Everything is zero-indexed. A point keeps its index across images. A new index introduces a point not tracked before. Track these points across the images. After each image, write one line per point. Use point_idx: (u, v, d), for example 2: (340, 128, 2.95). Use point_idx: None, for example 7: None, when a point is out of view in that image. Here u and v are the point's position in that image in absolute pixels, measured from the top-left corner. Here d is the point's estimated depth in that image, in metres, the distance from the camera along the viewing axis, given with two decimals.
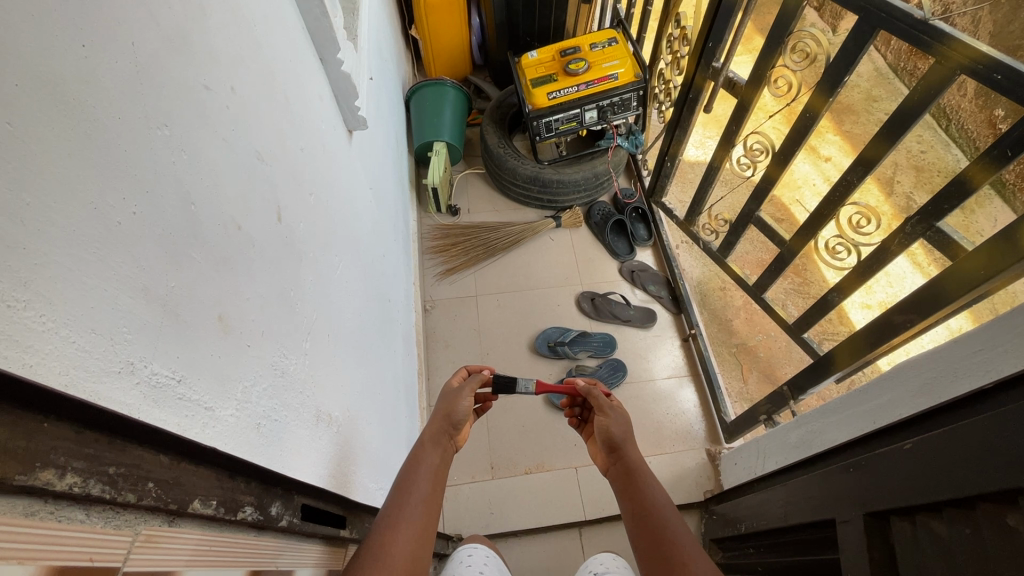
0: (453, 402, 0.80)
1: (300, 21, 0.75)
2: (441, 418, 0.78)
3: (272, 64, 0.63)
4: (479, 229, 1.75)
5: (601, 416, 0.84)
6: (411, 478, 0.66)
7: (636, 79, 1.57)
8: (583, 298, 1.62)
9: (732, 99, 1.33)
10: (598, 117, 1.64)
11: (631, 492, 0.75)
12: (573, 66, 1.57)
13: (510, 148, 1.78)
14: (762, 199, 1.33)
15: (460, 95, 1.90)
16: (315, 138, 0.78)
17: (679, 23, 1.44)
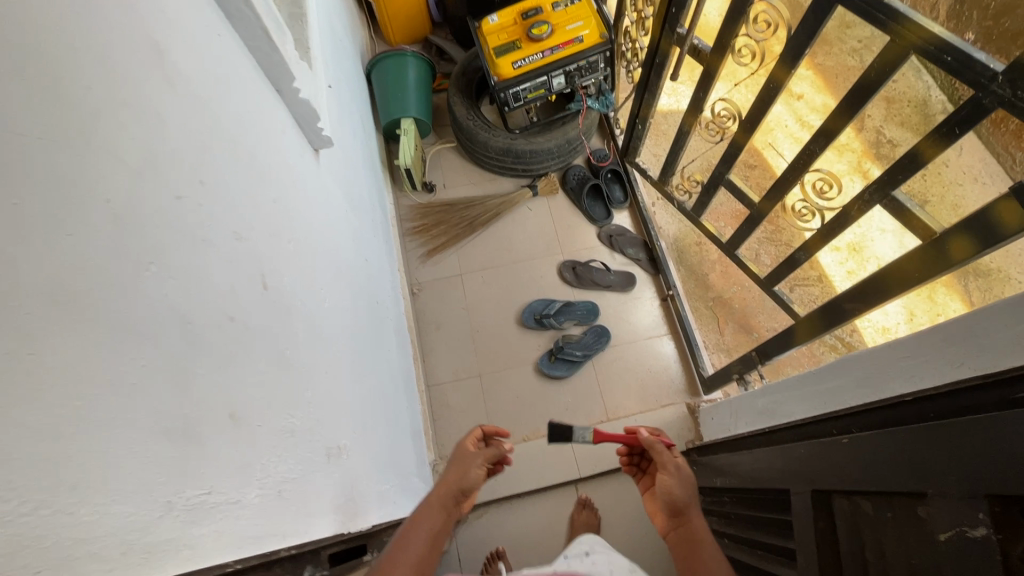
0: (466, 472, 0.89)
1: (250, 62, 0.74)
2: (453, 484, 0.87)
3: (231, 131, 0.64)
4: (456, 205, 1.77)
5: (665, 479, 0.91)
6: (408, 540, 0.73)
7: (602, 40, 1.52)
8: (563, 267, 1.67)
9: (698, 65, 1.31)
10: (566, 82, 1.60)
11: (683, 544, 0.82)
12: (536, 30, 1.51)
13: (480, 120, 1.74)
14: (732, 163, 1.35)
15: (423, 65, 1.83)
16: (283, 181, 0.79)
17: None
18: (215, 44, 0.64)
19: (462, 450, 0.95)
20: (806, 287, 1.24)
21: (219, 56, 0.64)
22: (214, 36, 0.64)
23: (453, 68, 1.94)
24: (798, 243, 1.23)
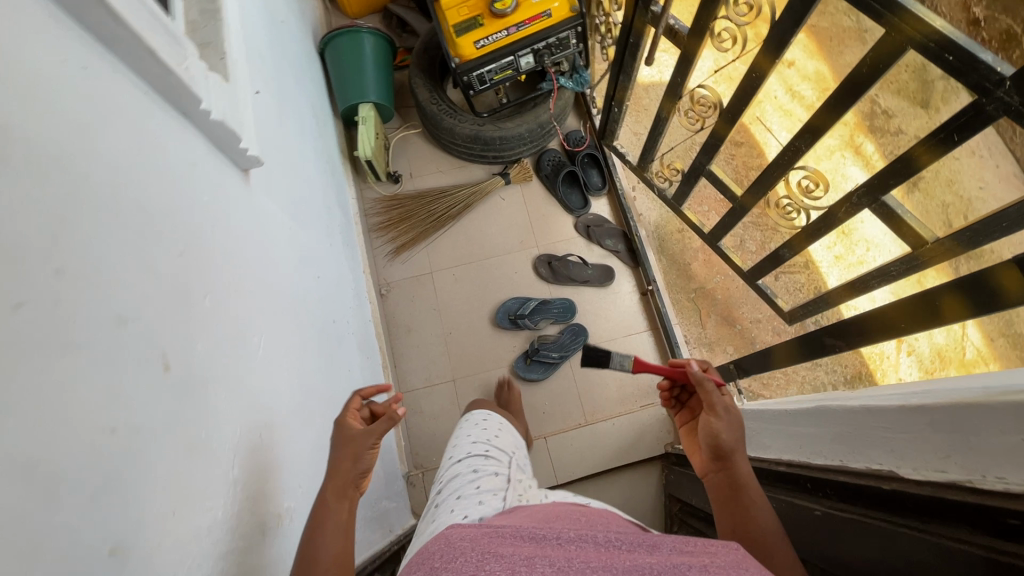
0: (356, 454, 0.81)
1: (137, 93, 0.63)
2: (347, 470, 0.80)
3: (114, 185, 0.53)
4: (422, 197, 1.66)
5: (711, 418, 0.78)
6: (315, 548, 0.71)
7: (572, 15, 1.37)
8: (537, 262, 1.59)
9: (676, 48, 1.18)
10: (535, 60, 1.46)
11: (724, 487, 0.73)
12: (499, 4, 1.35)
13: (445, 103, 1.60)
14: (713, 153, 1.24)
15: (380, 41, 1.67)
16: (197, 224, 0.70)
17: None
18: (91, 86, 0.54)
19: (340, 429, 0.85)
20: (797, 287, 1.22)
21: (99, 102, 0.54)
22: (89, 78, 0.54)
23: (415, 43, 1.78)
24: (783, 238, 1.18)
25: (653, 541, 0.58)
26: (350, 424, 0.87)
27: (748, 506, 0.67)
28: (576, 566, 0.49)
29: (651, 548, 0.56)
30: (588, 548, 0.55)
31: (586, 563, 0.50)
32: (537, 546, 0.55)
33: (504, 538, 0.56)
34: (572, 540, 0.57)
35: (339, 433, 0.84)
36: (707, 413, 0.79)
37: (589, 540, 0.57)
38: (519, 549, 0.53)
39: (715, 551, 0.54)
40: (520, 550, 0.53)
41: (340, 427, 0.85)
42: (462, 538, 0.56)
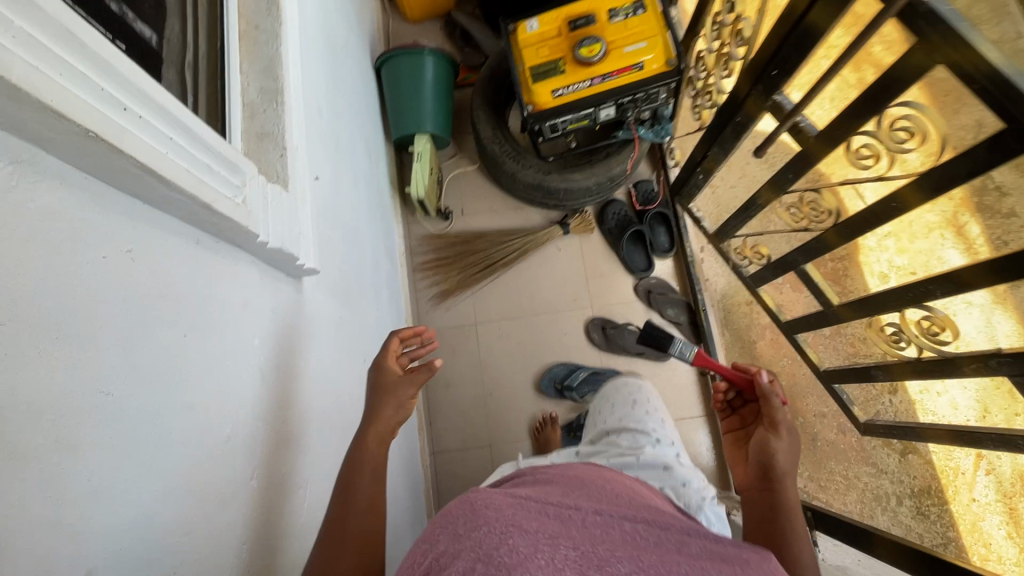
0: (396, 399, 0.77)
1: (179, 257, 0.52)
2: (382, 416, 0.76)
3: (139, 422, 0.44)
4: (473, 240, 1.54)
5: (774, 438, 0.83)
6: (352, 486, 0.70)
7: (667, 70, 1.19)
8: (594, 327, 1.47)
9: (795, 147, 1.00)
10: (617, 112, 1.29)
11: (766, 502, 0.78)
12: (585, 50, 1.19)
13: (508, 144, 1.46)
14: (815, 256, 1.09)
15: (443, 62, 1.51)
16: (244, 387, 0.61)
17: (733, 9, 1.03)
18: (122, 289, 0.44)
19: (378, 366, 0.80)
20: (886, 410, 1.15)
21: (131, 305, 0.45)
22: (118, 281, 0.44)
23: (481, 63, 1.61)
24: (874, 359, 1.10)
25: (674, 535, 0.60)
26: (386, 359, 0.81)
27: (785, 530, 0.73)
28: (600, 558, 0.51)
29: (672, 544, 0.58)
30: (613, 536, 0.57)
31: (611, 555, 0.52)
32: (561, 527, 0.56)
33: (535, 514, 0.57)
34: (594, 524, 0.59)
35: (378, 368, 0.80)
36: (769, 429, 0.85)
37: (612, 529, 0.58)
38: (545, 527, 0.54)
39: (734, 557, 0.57)
40: (548, 528, 0.54)
41: (380, 364, 0.81)
42: (490, 504, 0.56)
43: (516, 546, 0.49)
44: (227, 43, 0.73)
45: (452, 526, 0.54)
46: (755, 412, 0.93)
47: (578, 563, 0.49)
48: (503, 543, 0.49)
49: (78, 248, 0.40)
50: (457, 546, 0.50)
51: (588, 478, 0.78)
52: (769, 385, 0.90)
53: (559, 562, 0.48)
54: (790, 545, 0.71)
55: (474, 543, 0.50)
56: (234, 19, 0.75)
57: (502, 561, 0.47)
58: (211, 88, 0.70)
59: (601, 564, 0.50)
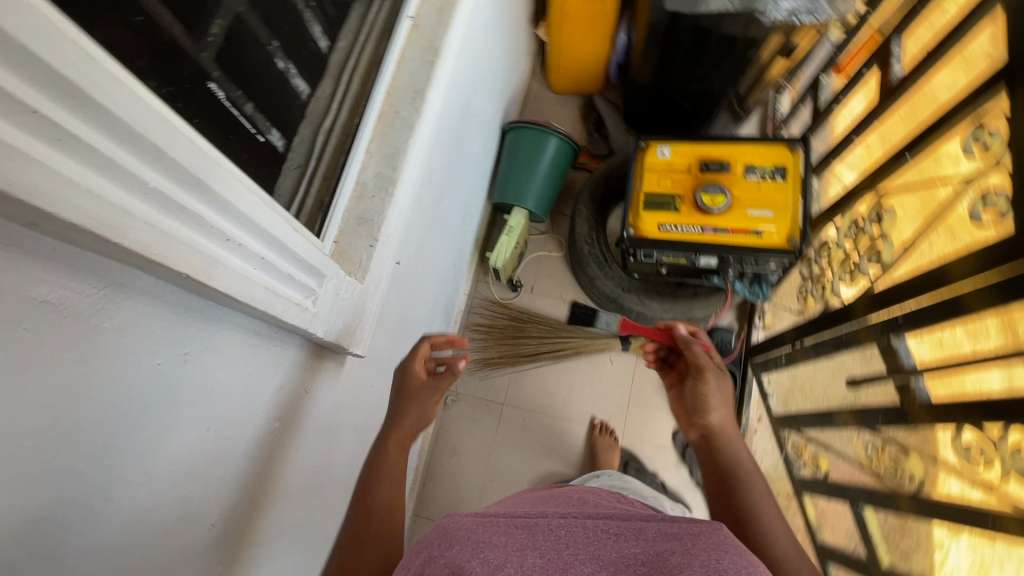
0: (416, 411, 0.82)
1: (228, 356, 0.53)
2: (405, 424, 0.80)
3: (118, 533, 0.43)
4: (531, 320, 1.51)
5: (704, 383, 0.91)
6: (371, 487, 0.73)
7: (786, 246, 1.11)
8: (595, 429, 1.41)
9: (897, 397, 0.88)
10: (721, 264, 1.22)
11: (716, 471, 0.81)
12: (708, 197, 1.15)
13: (599, 247, 1.43)
14: (877, 506, 0.92)
15: (566, 147, 1.50)
16: (247, 468, 0.60)
17: (880, 224, 0.98)
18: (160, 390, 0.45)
19: (407, 366, 0.85)
20: None
21: (161, 404, 0.45)
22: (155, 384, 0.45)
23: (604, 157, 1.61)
24: None
25: (637, 523, 0.55)
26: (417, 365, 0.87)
27: (750, 518, 0.72)
28: (570, 559, 0.47)
29: (633, 532, 0.53)
30: (578, 535, 0.51)
31: (580, 558, 0.47)
32: (531, 535, 0.49)
33: (503, 523, 0.51)
34: (560, 523, 0.52)
35: (405, 374, 0.86)
36: (698, 377, 0.93)
37: (578, 526, 0.52)
38: (514, 536, 0.49)
39: (687, 532, 0.52)
40: (517, 538, 0.48)
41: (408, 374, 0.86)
42: (462, 524, 0.50)
43: (488, 560, 0.44)
44: (361, 128, 0.78)
45: (421, 548, 0.48)
46: (684, 362, 1.02)
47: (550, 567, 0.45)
48: (476, 557, 0.44)
49: (129, 358, 0.41)
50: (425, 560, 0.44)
51: (549, 493, 0.73)
52: (690, 337, 1.01)
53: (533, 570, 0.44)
54: (755, 526, 0.71)
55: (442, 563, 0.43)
56: (378, 103, 0.79)
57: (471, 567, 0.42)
58: (327, 172, 0.76)
59: (571, 566, 0.46)
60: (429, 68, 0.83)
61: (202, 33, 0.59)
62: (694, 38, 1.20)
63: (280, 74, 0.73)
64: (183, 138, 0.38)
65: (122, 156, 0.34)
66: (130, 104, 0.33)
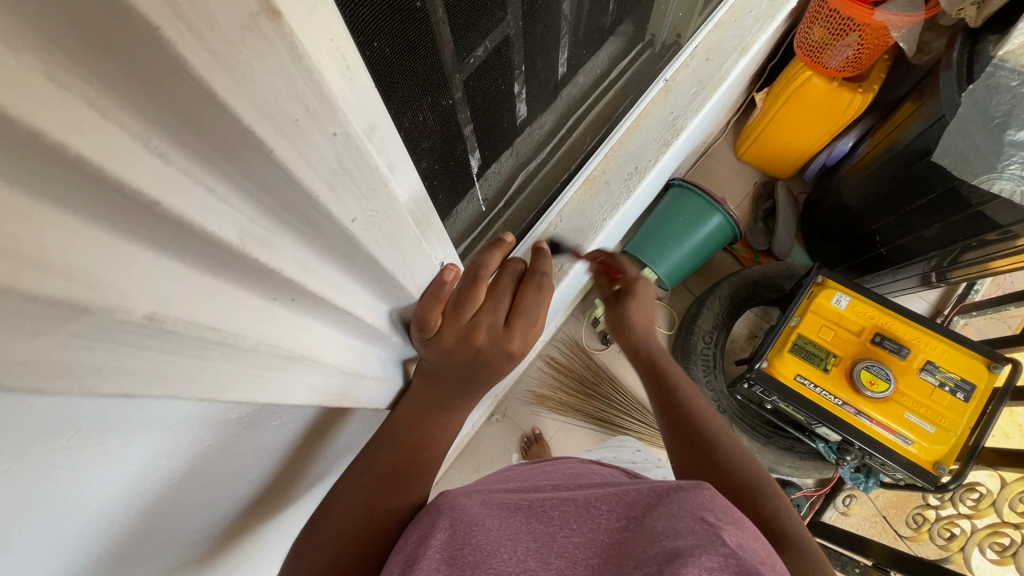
0: (449, 344, 0.43)
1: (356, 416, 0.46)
2: (452, 370, 0.45)
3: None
4: (607, 382, 1.44)
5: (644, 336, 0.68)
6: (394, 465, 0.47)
7: (926, 471, 0.96)
8: None
9: None
10: (838, 442, 1.07)
11: (693, 429, 0.61)
12: (867, 377, 1.00)
13: (716, 349, 1.28)
14: None
15: (727, 228, 1.34)
16: (304, 504, 0.54)
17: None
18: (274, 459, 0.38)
19: (508, 335, 0.45)
20: None
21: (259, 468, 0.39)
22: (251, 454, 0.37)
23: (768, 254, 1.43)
24: None
25: (626, 492, 0.48)
26: (511, 298, 0.46)
27: (754, 486, 0.55)
28: (564, 544, 0.43)
29: (625, 506, 0.46)
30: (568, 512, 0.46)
31: (571, 543, 0.43)
32: (525, 519, 0.45)
33: (499, 508, 0.47)
34: (549, 505, 0.47)
35: (502, 340, 0.45)
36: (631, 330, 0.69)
37: (570, 504, 0.47)
38: (510, 521, 0.45)
39: (673, 493, 0.45)
40: (511, 522, 0.45)
41: (509, 321, 0.45)
42: (457, 507, 0.46)
43: (479, 544, 0.42)
44: (566, 187, 0.69)
45: (418, 529, 0.44)
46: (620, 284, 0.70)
47: (540, 554, 0.41)
48: (470, 546, 0.41)
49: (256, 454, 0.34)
50: (419, 553, 0.41)
51: (547, 467, 0.65)
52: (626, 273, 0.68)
53: (525, 559, 0.41)
54: (767, 497, 0.54)
55: (434, 555, 0.40)
56: (590, 168, 0.71)
57: (464, 565, 0.40)
58: (509, 221, 0.67)
59: (563, 553, 0.42)
60: (660, 148, 0.73)
61: (466, 51, 0.47)
62: (945, 194, 1.02)
63: (510, 99, 0.59)
64: (428, 272, 0.37)
65: (377, 297, 0.34)
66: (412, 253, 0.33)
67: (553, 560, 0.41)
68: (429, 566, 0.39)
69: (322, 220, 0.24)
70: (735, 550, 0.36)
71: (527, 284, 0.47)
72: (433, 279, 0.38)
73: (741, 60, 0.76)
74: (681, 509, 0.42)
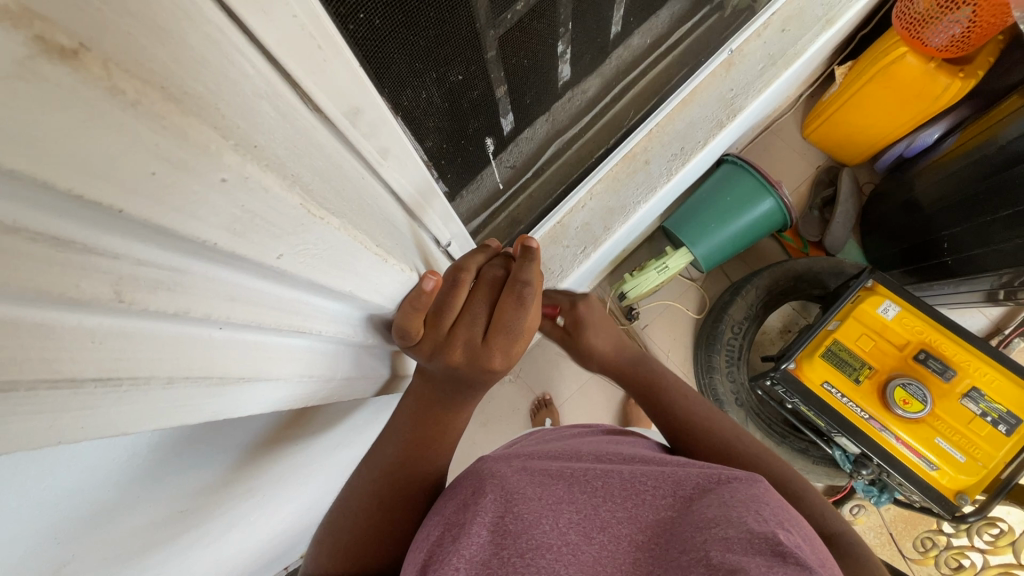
0: (424, 355, 0.40)
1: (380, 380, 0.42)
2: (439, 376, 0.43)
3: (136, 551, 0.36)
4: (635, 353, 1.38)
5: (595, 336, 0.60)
6: (420, 435, 0.44)
7: (948, 500, 0.91)
8: None
9: None
10: (856, 454, 1.02)
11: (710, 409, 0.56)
12: (901, 397, 0.94)
13: (746, 341, 1.22)
14: None
15: (778, 214, 1.24)
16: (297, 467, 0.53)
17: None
18: (271, 424, 0.38)
19: (486, 350, 0.39)
20: None
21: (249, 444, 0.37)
22: (235, 436, 0.34)
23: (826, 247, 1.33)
24: None
25: (670, 469, 0.41)
26: (489, 308, 0.39)
27: (793, 484, 0.49)
28: (608, 519, 0.36)
29: (670, 485, 0.39)
30: (615, 482, 0.39)
31: (615, 517, 0.37)
32: (568, 487, 0.39)
33: (540, 473, 0.40)
34: (592, 470, 0.40)
35: (482, 355, 0.39)
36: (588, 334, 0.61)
37: (613, 474, 0.40)
38: (551, 489, 0.38)
39: (723, 480, 0.39)
40: (553, 490, 0.38)
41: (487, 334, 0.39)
42: (496, 469, 0.40)
43: (522, 513, 0.36)
44: (602, 162, 0.64)
45: (460, 496, 0.39)
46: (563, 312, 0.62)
47: (582, 527, 0.36)
48: (511, 515, 0.35)
49: (232, 428, 0.33)
50: (465, 520, 0.36)
51: (574, 433, 0.56)
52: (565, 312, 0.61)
53: (566, 534, 0.35)
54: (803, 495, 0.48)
55: (480, 522, 0.35)
56: (631, 145, 0.65)
57: (508, 536, 0.34)
58: (537, 193, 0.64)
59: (607, 528, 0.36)
60: (713, 128, 0.66)
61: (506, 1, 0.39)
62: None
63: (553, 59, 0.53)
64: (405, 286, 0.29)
65: (364, 312, 0.27)
66: (395, 287, 0.26)
67: (596, 536, 0.35)
68: (473, 536, 0.34)
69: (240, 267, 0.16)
70: (792, 550, 0.32)
71: (504, 292, 0.38)
72: (411, 289, 0.31)
73: (823, 35, 0.67)
74: (735, 500, 0.36)
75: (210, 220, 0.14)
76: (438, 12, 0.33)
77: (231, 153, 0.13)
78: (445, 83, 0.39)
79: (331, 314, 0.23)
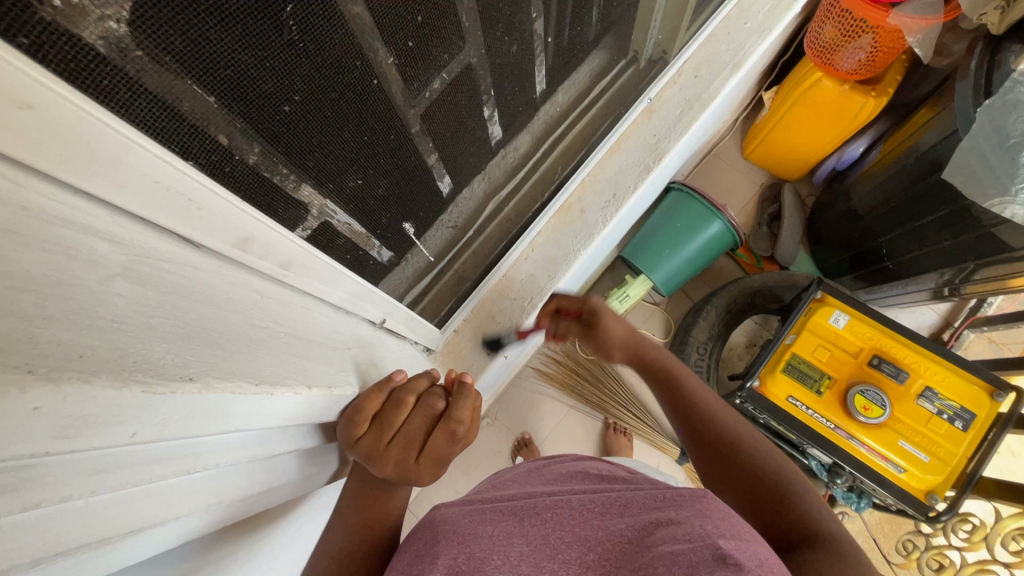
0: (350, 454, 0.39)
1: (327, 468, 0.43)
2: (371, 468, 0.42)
3: None
4: (609, 380, 1.39)
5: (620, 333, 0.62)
6: (366, 516, 0.45)
7: (921, 500, 0.93)
8: None
9: None
10: (829, 464, 1.04)
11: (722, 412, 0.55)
12: (864, 405, 0.96)
13: (713, 360, 1.25)
14: None
15: (727, 234, 1.29)
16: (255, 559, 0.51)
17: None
18: (214, 533, 0.37)
19: (417, 471, 0.40)
20: None
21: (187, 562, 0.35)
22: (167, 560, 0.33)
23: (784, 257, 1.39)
24: None
25: (620, 493, 0.41)
26: (425, 434, 0.40)
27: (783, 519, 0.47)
28: (557, 546, 0.36)
29: (619, 509, 0.39)
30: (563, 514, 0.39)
31: (564, 545, 0.36)
32: (517, 523, 0.38)
33: (491, 513, 0.40)
34: (541, 506, 0.40)
35: (411, 474, 0.40)
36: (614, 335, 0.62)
37: (563, 506, 0.40)
38: (503, 526, 0.38)
39: (671, 496, 0.38)
40: (502, 528, 0.38)
41: (421, 456, 0.40)
42: (448, 519, 0.40)
43: (472, 552, 0.35)
44: (539, 215, 0.66)
45: (414, 549, 0.38)
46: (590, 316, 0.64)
47: (533, 558, 0.35)
48: (463, 556, 0.35)
49: (169, 552, 0.32)
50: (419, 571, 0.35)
51: (533, 465, 0.56)
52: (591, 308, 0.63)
53: (518, 566, 0.34)
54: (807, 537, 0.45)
55: (435, 567, 0.34)
56: (566, 196, 0.67)
57: None
58: (480, 250, 0.66)
59: (557, 555, 0.35)
60: (642, 173, 0.69)
61: (419, 85, 0.41)
62: (956, 212, 0.97)
63: (480, 124, 0.55)
64: (322, 400, 0.29)
65: (270, 430, 0.27)
66: (297, 407, 0.26)
67: (547, 564, 0.34)
68: None
69: (85, 452, 0.16)
70: (732, 552, 0.31)
71: (441, 424, 0.41)
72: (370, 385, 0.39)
73: (733, 77, 0.72)
74: (677, 514, 0.36)
75: (33, 436, 0.14)
76: (326, 129, 0.34)
77: (37, 384, 0.13)
78: (344, 188, 0.39)
79: (222, 448, 0.23)
